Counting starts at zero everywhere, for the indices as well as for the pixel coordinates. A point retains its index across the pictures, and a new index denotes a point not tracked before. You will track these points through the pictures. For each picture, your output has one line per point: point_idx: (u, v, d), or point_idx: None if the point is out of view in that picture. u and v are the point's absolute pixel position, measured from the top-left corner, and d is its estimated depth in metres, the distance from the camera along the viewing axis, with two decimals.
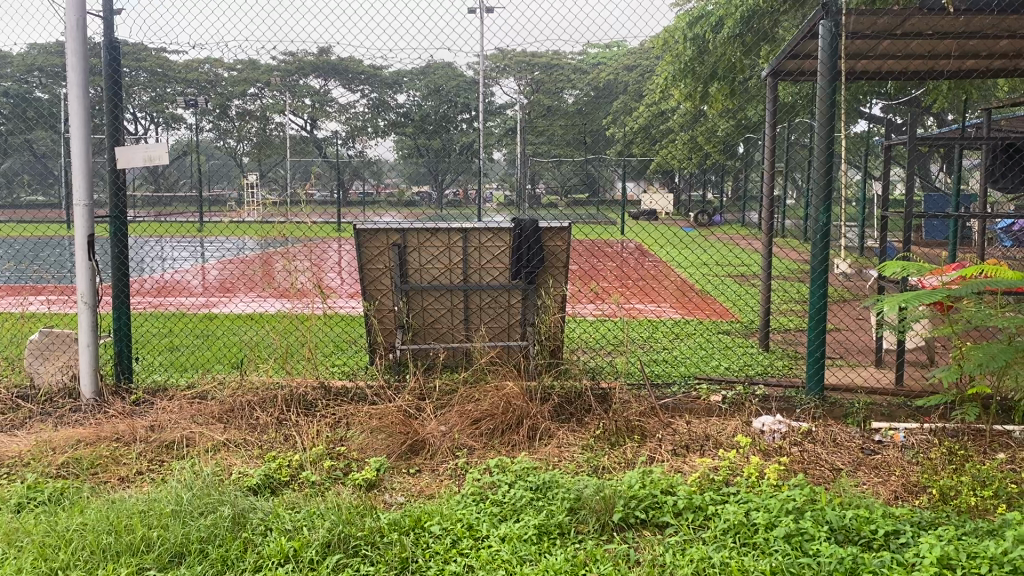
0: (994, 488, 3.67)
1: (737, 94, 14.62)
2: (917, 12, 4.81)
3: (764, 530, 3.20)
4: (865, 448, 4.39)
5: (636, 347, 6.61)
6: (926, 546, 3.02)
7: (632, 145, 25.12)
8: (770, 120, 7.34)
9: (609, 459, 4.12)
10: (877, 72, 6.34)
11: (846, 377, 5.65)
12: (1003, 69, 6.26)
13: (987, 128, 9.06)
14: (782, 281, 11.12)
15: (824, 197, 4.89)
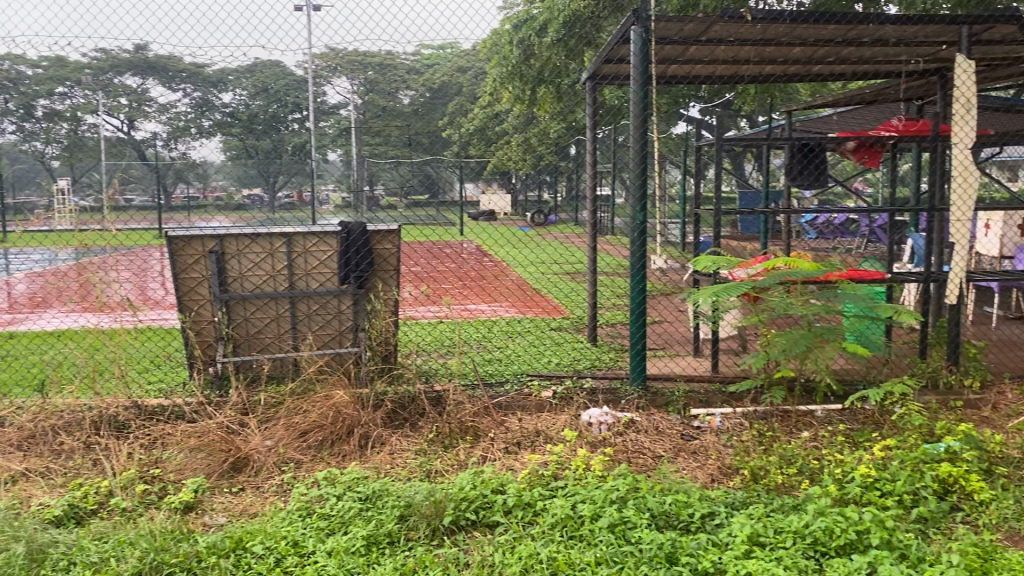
0: (799, 465, 3.94)
1: (564, 96, 14.99)
2: (718, 20, 5.05)
3: (590, 522, 3.28)
4: (685, 434, 4.60)
5: (470, 347, 6.64)
6: (737, 525, 3.19)
7: (468, 146, 25.34)
8: (592, 123, 7.56)
9: (442, 463, 4.10)
10: (687, 76, 6.68)
11: (666, 367, 5.91)
12: (798, 74, 6.73)
13: (788, 129, 9.71)
14: (609, 278, 11.51)
15: (640, 197, 5.12)
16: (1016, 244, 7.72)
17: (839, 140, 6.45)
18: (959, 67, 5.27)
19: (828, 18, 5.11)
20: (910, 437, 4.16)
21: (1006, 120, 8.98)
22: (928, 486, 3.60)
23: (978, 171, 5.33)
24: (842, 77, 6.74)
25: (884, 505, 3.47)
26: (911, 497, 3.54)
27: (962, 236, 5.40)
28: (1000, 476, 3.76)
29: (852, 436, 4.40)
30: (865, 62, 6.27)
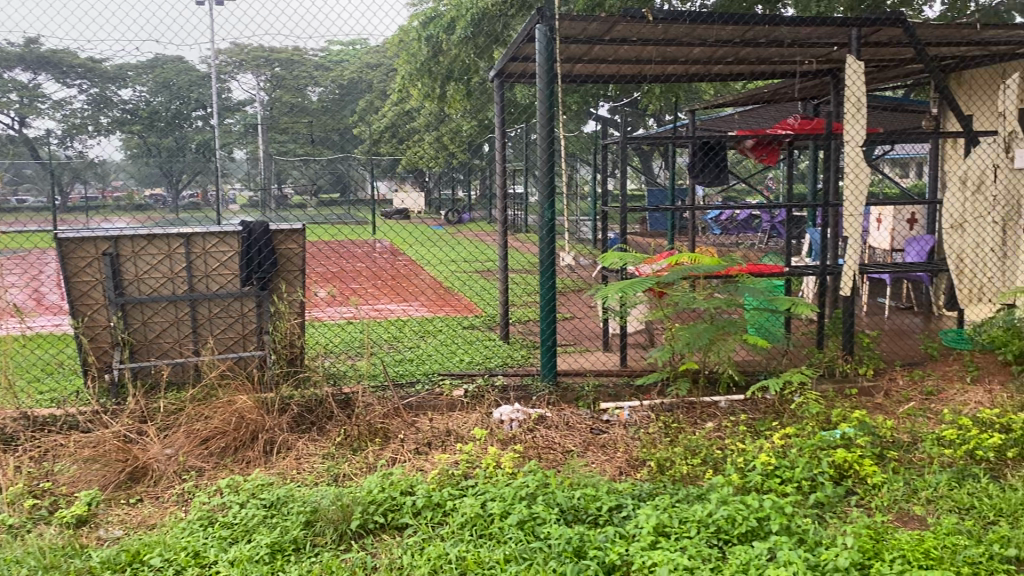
0: (703, 455, 4.03)
1: (474, 94, 14.96)
2: (621, 20, 5.11)
3: (499, 519, 3.27)
4: (594, 428, 4.65)
5: (381, 348, 6.55)
6: (644, 517, 3.24)
7: (380, 143, 25.07)
8: (500, 120, 7.56)
9: (350, 466, 4.04)
10: (592, 75, 6.76)
11: (576, 362, 5.96)
12: (699, 74, 6.90)
13: (691, 127, 9.93)
14: (521, 275, 11.55)
15: (548, 194, 5.16)
16: (904, 237, 8.13)
17: (738, 139, 6.63)
18: (849, 68, 5.47)
19: (727, 19, 5.24)
20: (808, 425, 4.31)
21: (896, 119, 9.38)
22: (824, 472, 3.73)
23: (869, 168, 5.55)
24: (740, 77, 6.93)
25: (784, 491, 3.58)
26: (809, 483, 3.67)
27: (855, 231, 5.62)
28: (891, 460, 3.93)
29: (753, 425, 4.53)
30: (762, 62, 6.46)
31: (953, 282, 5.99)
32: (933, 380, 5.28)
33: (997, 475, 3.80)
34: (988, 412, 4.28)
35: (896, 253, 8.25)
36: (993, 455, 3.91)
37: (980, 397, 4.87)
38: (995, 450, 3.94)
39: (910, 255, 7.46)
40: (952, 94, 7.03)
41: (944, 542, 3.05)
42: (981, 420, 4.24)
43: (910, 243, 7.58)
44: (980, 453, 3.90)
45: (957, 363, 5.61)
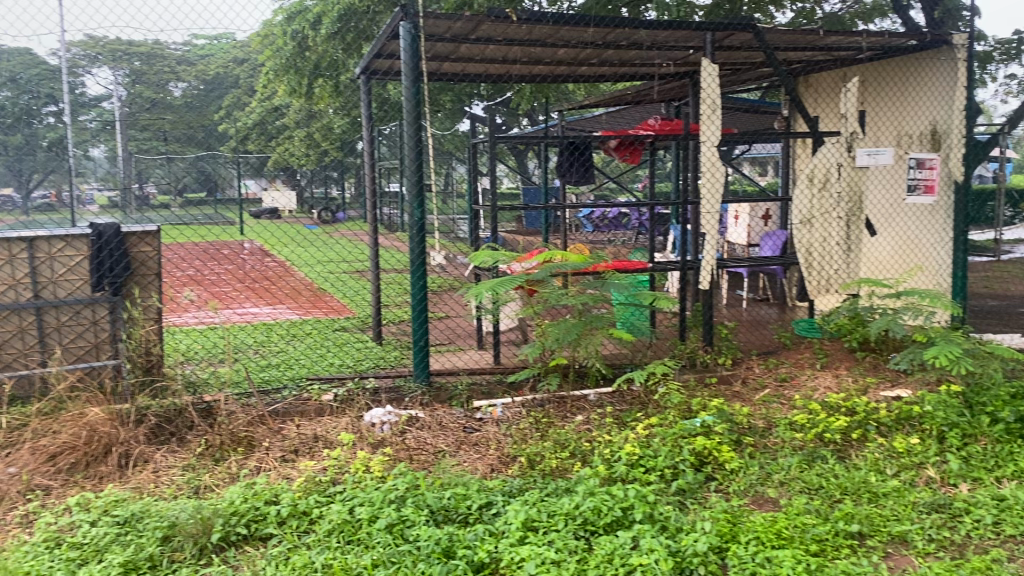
0: (572, 448, 4.10)
1: (344, 91, 14.71)
2: (485, 19, 5.14)
3: (367, 524, 3.23)
4: (466, 427, 4.63)
5: (248, 353, 6.35)
6: (513, 513, 3.26)
7: (248, 142, 24.32)
8: (368, 121, 7.47)
9: (211, 477, 3.89)
10: (459, 74, 6.77)
11: (449, 362, 5.95)
12: (565, 75, 7.04)
13: (561, 127, 10.08)
14: (395, 275, 11.44)
15: (416, 193, 5.13)
16: (760, 233, 8.51)
17: (603, 139, 6.79)
18: (704, 70, 5.69)
19: (588, 20, 5.34)
20: (671, 414, 4.45)
21: (754, 121, 9.82)
22: (686, 459, 3.86)
23: (725, 167, 5.79)
24: (604, 79, 7.10)
25: (648, 480, 3.68)
26: (672, 471, 3.79)
27: (712, 227, 5.86)
28: (747, 446, 4.11)
29: (620, 417, 4.64)
30: (625, 64, 6.65)
31: (803, 274, 6.35)
32: (786, 367, 5.56)
33: (843, 456, 4.03)
34: (836, 396, 4.53)
35: (753, 248, 8.57)
36: (840, 436, 4.15)
37: (829, 382, 5.18)
38: (841, 432, 4.18)
39: (765, 249, 7.87)
40: (801, 96, 7.38)
41: (794, 522, 3.20)
42: (829, 405, 4.47)
43: (764, 238, 7.99)
44: (828, 435, 4.13)
45: (809, 351, 5.93)
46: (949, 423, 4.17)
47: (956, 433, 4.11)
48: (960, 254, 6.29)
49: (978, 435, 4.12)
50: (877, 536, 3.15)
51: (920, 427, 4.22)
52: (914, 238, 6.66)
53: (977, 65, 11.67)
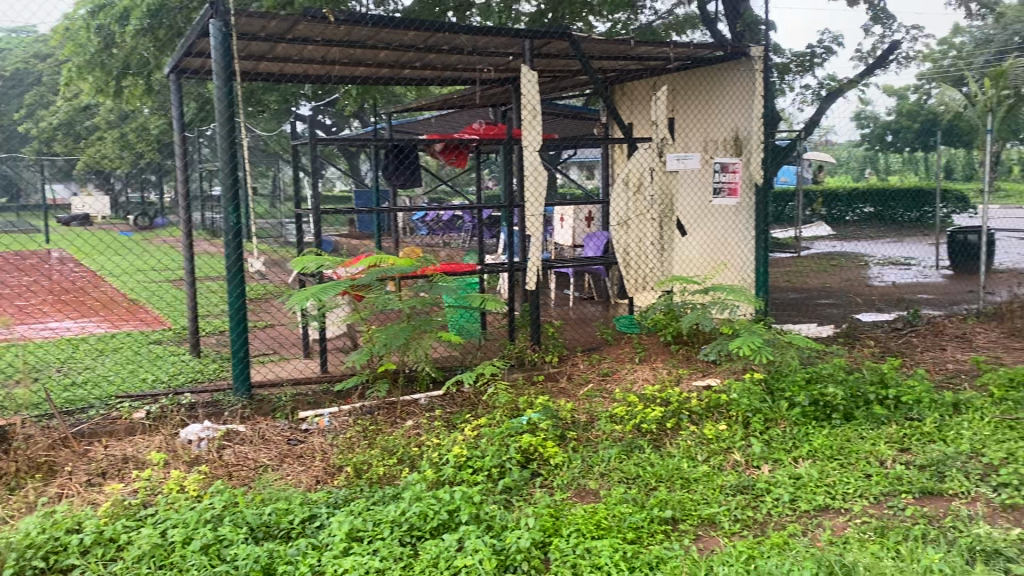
0: (400, 454, 4.06)
1: (158, 90, 13.96)
2: (301, 19, 5.01)
3: (182, 547, 3.08)
4: (291, 439, 4.49)
5: (49, 372, 5.90)
6: (337, 524, 3.19)
7: (52, 144, 22.64)
8: (180, 123, 7.11)
9: (7, 508, 3.59)
10: (278, 75, 6.59)
11: (272, 372, 5.76)
12: (388, 77, 7.02)
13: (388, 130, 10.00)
14: (216, 283, 10.99)
15: (231, 197, 4.94)
16: (584, 234, 8.80)
17: (428, 143, 6.80)
18: (523, 76, 5.78)
19: (409, 23, 5.32)
20: (499, 414, 4.50)
21: (578, 126, 10.12)
22: (512, 457, 3.91)
23: (546, 171, 5.93)
24: (428, 82, 7.10)
25: (475, 481, 3.70)
26: (498, 470, 3.83)
27: (536, 228, 5.99)
28: (571, 440, 4.21)
29: (450, 419, 4.64)
30: (446, 68, 6.68)
31: (621, 273, 6.65)
32: (608, 363, 5.77)
33: (659, 445, 4.23)
34: (653, 388, 4.74)
35: (577, 249, 8.85)
36: (656, 426, 4.36)
37: (647, 375, 5.41)
38: (658, 422, 4.39)
39: (589, 249, 8.14)
40: (617, 102, 7.66)
41: (613, 511, 3.30)
42: (646, 396, 4.66)
43: (588, 238, 8.28)
44: (645, 426, 4.32)
45: (628, 346, 6.18)
46: (752, 408, 4.47)
47: (759, 419, 4.40)
48: (761, 252, 6.85)
49: (778, 419, 4.43)
50: (688, 520, 3.31)
51: (728, 414, 4.49)
52: (719, 239, 7.14)
53: (776, 76, 12.59)
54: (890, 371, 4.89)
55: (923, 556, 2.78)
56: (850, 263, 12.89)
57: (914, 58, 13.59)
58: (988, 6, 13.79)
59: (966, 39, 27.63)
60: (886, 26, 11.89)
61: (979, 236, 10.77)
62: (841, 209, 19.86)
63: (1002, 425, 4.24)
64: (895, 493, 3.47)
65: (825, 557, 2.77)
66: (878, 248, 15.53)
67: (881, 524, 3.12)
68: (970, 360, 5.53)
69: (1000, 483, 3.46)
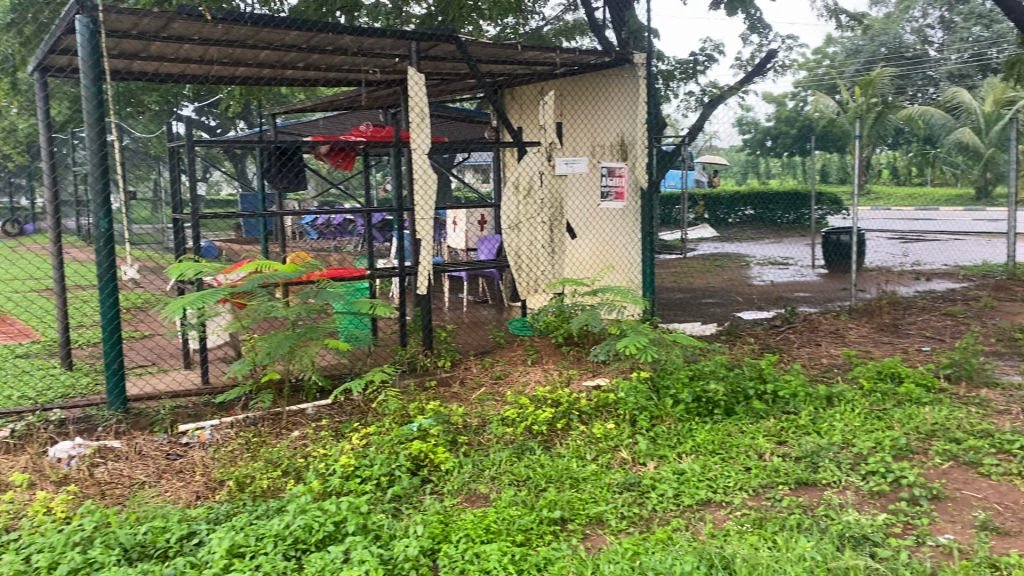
0: (285, 465, 3.95)
1: (27, 89, 13.21)
2: (176, 16, 4.82)
3: (46, 573, 2.90)
4: (170, 454, 4.32)
5: None
6: (217, 540, 3.07)
7: None
8: (47, 124, 6.73)
9: None
10: (154, 75, 6.32)
11: (150, 384, 5.52)
12: (271, 78, 6.85)
13: (274, 132, 9.74)
14: (93, 291, 10.47)
15: (103, 202, 4.70)
16: (476, 238, 8.80)
17: (313, 145, 6.65)
18: (411, 79, 5.70)
19: (290, 23, 5.18)
20: (388, 421, 4.44)
21: (469, 130, 10.11)
22: (401, 465, 3.86)
23: (435, 174, 5.87)
24: (313, 83, 6.95)
25: (363, 490, 3.63)
26: (387, 478, 3.77)
27: (426, 232, 5.92)
28: (462, 445, 4.19)
29: (337, 428, 4.54)
30: (331, 70, 6.56)
31: (513, 276, 6.68)
32: (501, 365, 5.77)
33: (549, 446, 4.26)
34: (543, 389, 4.77)
35: (469, 253, 8.84)
36: (546, 427, 4.38)
37: (538, 377, 5.44)
38: (548, 423, 4.41)
39: (482, 252, 8.14)
40: (507, 107, 7.65)
41: (502, 515, 3.29)
42: (537, 398, 4.68)
43: (481, 241, 8.28)
44: (536, 427, 4.34)
45: (520, 348, 6.21)
46: (639, 407, 4.56)
47: (646, 416, 4.49)
48: (647, 253, 7.03)
49: (663, 416, 4.54)
50: (576, 519, 3.34)
51: (616, 412, 4.56)
52: (608, 241, 7.17)
53: (661, 82, 12.96)
54: (768, 366, 5.07)
55: (797, 544, 2.88)
56: (732, 263, 13.33)
57: (789, 67, 14.20)
58: (856, 18, 14.55)
59: (837, 49, 29.13)
60: (762, 35, 12.38)
61: (850, 236, 11.34)
62: (723, 211, 20.88)
63: (871, 415, 4.46)
64: (773, 485, 3.59)
65: (706, 550, 2.84)
66: (759, 248, 16.15)
67: (759, 515, 3.22)
68: (842, 355, 5.80)
69: (869, 471, 3.63)
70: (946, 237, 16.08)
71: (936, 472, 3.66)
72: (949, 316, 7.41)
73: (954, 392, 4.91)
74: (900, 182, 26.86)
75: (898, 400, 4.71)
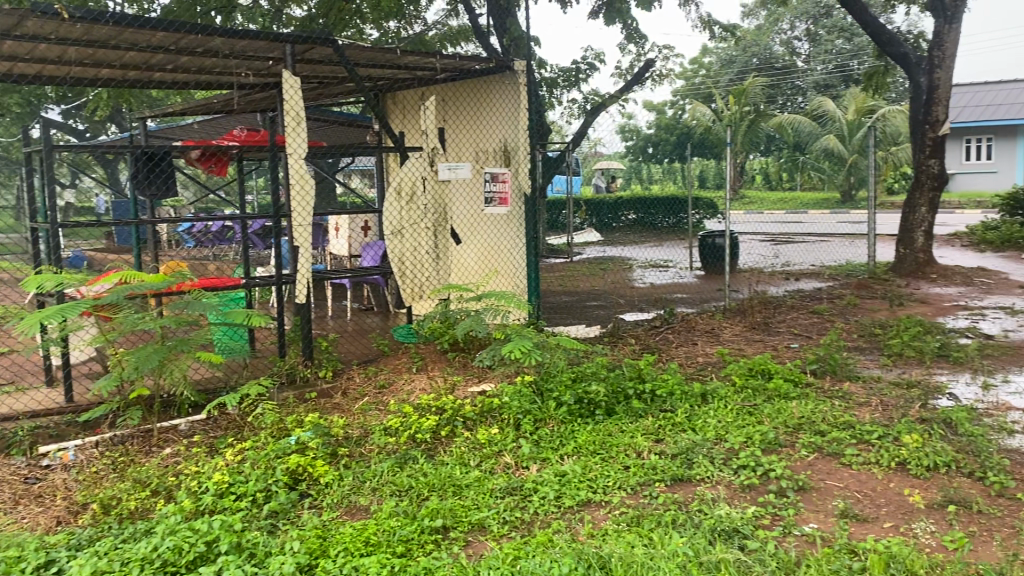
0: (155, 485, 3.77)
1: None
2: (30, 14, 4.53)
3: None
4: (27, 478, 4.06)
5: None
6: (78, 568, 2.90)
7: None
8: None
9: None
10: (8, 74, 5.93)
11: (9, 405, 5.17)
12: (137, 79, 6.55)
13: (145, 136, 9.31)
14: None
15: None
16: (360, 244, 8.65)
17: (183, 150, 6.39)
18: (287, 82, 5.56)
19: (157, 24, 4.96)
20: (265, 435, 4.30)
21: (350, 134, 9.95)
22: (279, 480, 3.75)
23: (313, 179, 5.73)
24: (183, 85, 6.69)
25: (238, 507, 3.51)
26: (264, 494, 3.66)
27: (304, 239, 5.76)
28: (343, 457, 4.10)
29: (212, 444, 4.37)
30: (201, 71, 6.32)
31: (397, 283, 6.61)
32: (385, 374, 5.69)
33: (432, 454, 4.23)
34: (427, 397, 4.72)
35: (352, 259, 8.69)
36: (430, 435, 4.34)
37: (423, 384, 5.39)
38: (431, 431, 4.38)
39: (366, 259, 8.01)
40: (390, 112, 7.56)
41: (382, 526, 3.25)
42: (420, 405, 4.64)
43: (365, 248, 8.15)
44: (419, 435, 4.29)
45: (405, 356, 6.14)
46: (523, 410, 4.59)
47: (529, 420, 4.52)
48: (531, 259, 7.07)
49: (547, 418, 4.58)
50: (459, 527, 3.32)
51: (500, 417, 4.57)
52: (493, 245, 7.20)
53: (545, 89, 13.14)
54: (646, 366, 5.20)
55: (670, 541, 2.96)
56: (615, 266, 13.61)
57: (665, 76, 14.64)
58: (728, 30, 15.14)
59: (712, 59, 30.24)
60: (639, 45, 12.73)
61: (725, 239, 11.69)
62: (607, 216, 21.22)
63: (742, 411, 4.63)
64: (650, 482, 3.68)
65: (584, 551, 2.87)
66: (641, 251, 16.54)
67: (636, 513, 3.29)
68: (716, 353, 6.01)
69: (740, 465, 3.77)
70: (814, 239, 16.93)
71: (802, 464, 3.83)
72: (815, 314, 7.79)
73: (818, 385, 5.16)
74: (772, 187, 28.09)
75: (768, 395, 4.91)
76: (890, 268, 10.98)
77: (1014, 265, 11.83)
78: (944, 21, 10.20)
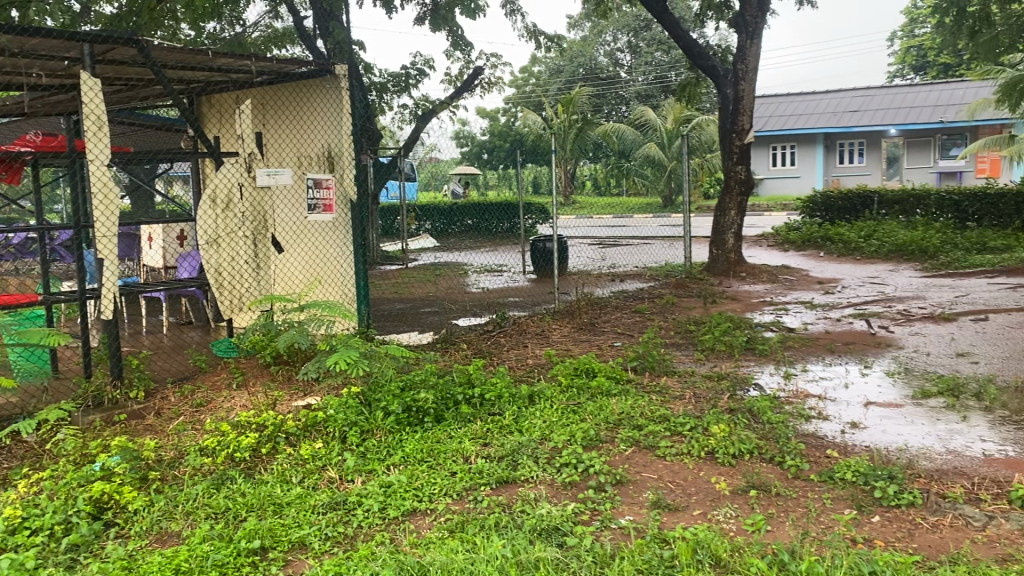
0: None
1: None
2: None
3: None
4: None
5: None
6: None
7: None
8: None
9: None
10: None
11: None
12: None
13: None
14: None
15: None
16: (176, 255, 8.20)
17: None
18: (85, 83, 5.21)
19: None
20: (65, 463, 4.00)
21: (165, 139, 9.45)
22: (81, 510, 3.49)
23: (118, 186, 5.39)
24: None
25: (32, 543, 3.24)
26: (63, 527, 3.39)
27: (110, 250, 5.40)
28: (154, 481, 3.87)
29: (4, 476, 4.01)
30: None
31: (215, 296, 6.33)
32: (202, 392, 5.42)
33: (252, 472, 4.06)
34: (246, 414, 4.52)
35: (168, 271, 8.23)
36: (250, 453, 4.16)
37: (244, 401, 5.17)
38: (251, 449, 4.20)
39: (182, 271, 7.61)
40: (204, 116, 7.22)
41: (195, 552, 3.08)
42: (240, 423, 4.44)
43: (181, 259, 7.75)
44: (238, 454, 4.11)
45: (225, 371, 5.88)
46: (348, 422, 4.49)
47: (355, 432, 4.43)
48: (359, 267, 6.96)
49: (374, 429, 4.51)
50: (278, 546, 3.22)
51: (325, 431, 4.46)
52: (319, 254, 7.04)
53: (373, 95, 13.01)
54: (475, 370, 5.24)
55: (492, 544, 2.98)
56: (448, 272, 13.68)
57: (493, 84, 14.87)
58: (552, 40, 15.58)
59: (541, 68, 30.98)
60: (465, 53, 12.86)
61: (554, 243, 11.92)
62: (441, 223, 21.42)
63: (567, 410, 4.75)
64: (475, 487, 3.70)
65: (405, 561, 2.85)
66: (474, 257, 16.71)
67: (460, 518, 3.30)
68: (544, 354, 6.17)
69: (562, 463, 3.86)
70: (638, 241, 17.76)
71: (621, 459, 3.97)
72: (637, 313, 8.13)
73: (638, 381, 5.38)
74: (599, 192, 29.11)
75: (590, 393, 5.07)
76: (706, 268, 11.63)
77: (813, 263, 12.85)
78: (746, 36, 10.92)
